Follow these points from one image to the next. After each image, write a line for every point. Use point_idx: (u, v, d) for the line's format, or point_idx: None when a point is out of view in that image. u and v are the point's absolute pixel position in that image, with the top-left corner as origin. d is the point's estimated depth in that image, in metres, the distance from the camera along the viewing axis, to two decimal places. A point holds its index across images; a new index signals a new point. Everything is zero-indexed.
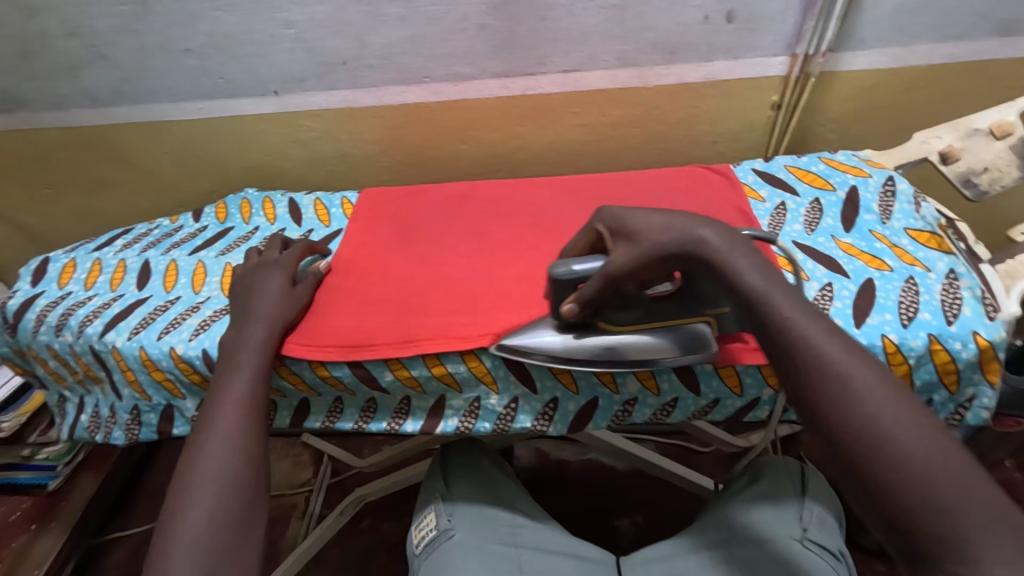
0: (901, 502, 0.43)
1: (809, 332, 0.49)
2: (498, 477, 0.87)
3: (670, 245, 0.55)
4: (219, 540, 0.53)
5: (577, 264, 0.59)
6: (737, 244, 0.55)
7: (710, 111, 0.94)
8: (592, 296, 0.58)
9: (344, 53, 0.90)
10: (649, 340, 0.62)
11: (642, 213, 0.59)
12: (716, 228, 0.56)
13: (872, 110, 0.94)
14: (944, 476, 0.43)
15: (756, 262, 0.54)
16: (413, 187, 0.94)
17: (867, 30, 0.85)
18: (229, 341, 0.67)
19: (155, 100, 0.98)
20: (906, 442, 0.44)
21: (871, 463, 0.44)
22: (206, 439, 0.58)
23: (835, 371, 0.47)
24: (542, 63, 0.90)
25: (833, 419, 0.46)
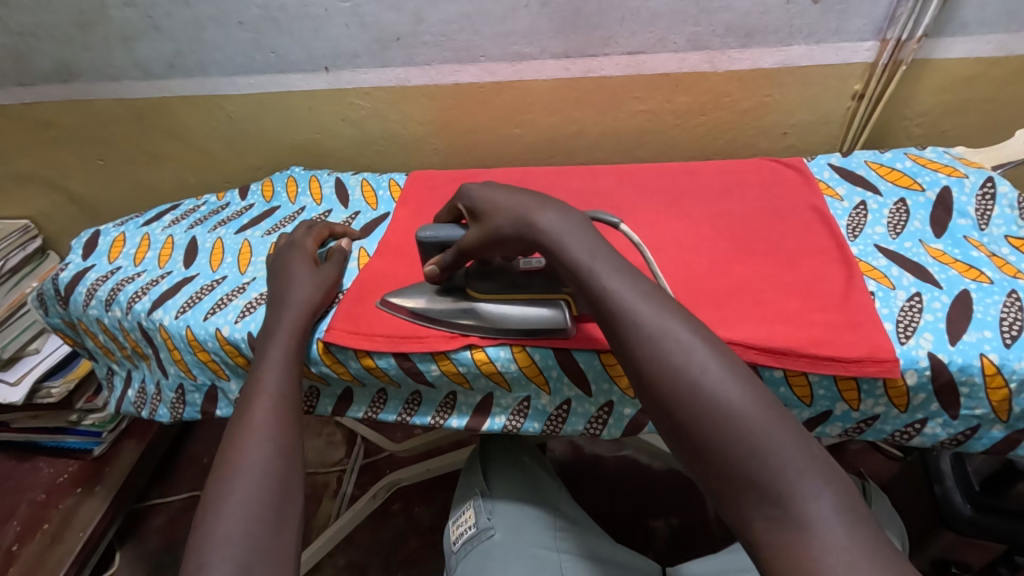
0: (727, 456, 0.39)
1: (624, 296, 0.47)
2: (540, 475, 0.83)
3: (506, 228, 0.57)
4: (255, 533, 0.49)
5: (440, 231, 0.63)
6: (577, 223, 0.55)
7: (784, 100, 0.88)
8: (445, 262, 0.63)
9: (400, 28, 0.87)
10: (505, 311, 0.62)
11: (495, 194, 0.60)
12: (557, 211, 0.56)
13: (967, 104, 0.85)
14: (758, 417, 0.39)
15: (587, 234, 0.53)
16: (463, 172, 0.90)
17: (969, 14, 0.77)
18: (271, 331, 0.65)
19: (207, 73, 0.96)
20: (709, 386, 0.41)
21: (695, 415, 0.41)
22: (238, 433, 0.56)
23: (647, 329, 0.45)
24: (605, 44, 0.85)
25: (650, 367, 0.44)
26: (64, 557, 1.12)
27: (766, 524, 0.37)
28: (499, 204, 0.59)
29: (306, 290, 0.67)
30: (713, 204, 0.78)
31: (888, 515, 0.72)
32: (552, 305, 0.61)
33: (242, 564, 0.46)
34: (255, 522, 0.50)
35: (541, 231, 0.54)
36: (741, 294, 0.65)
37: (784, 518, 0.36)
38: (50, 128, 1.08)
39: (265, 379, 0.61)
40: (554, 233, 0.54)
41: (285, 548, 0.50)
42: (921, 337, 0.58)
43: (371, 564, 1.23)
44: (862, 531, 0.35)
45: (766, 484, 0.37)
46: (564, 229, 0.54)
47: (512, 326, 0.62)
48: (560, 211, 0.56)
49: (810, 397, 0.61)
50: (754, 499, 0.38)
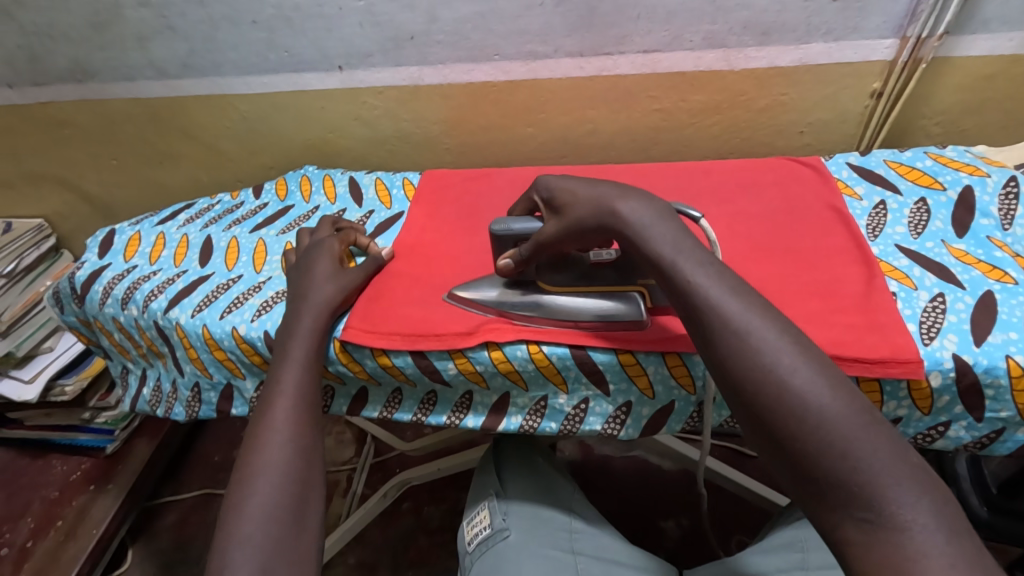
0: (819, 462, 0.39)
1: (712, 294, 0.47)
2: (553, 476, 0.83)
3: (588, 220, 0.55)
4: (276, 532, 0.49)
5: (516, 223, 0.61)
6: (662, 217, 0.53)
7: (800, 98, 0.87)
8: (522, 254, 0.61)
9: (414, 27, 0.86)
10: (579, 304, 0.63)
11: (573, 185, 0.58)
12: (638, 198, 0.54)
13: (987, 102, 0.84)
14: (851, 421, 0.39)
15: (671, 221, 0.52)
16: (477, 171, 0.90)
17: (991, 10, 0.76)
18: (287, 329, 0.65)
19: (221, 73, 0.96)
20: (768, 355, 0.43)
21: (785, 418, 0.41)
22: (258, 433, 0.56)
23: (735, 325, 0.45)
24: (620, 42, 0.84)
25: (739, 366, 0.44)
26: (79, 553, 1.13)
27: (856, 527, 0.37)
28: (580, 196, 0.56)
29: (322, 289, 0.67)
30: (729, 203, 0.77)
31: None
32: (628, 297, 0.62)
33: (264, 565, 0.47)
34: (277, 522, 0.50)
35: (624, 222, 0.53)
36: (761, 294, 0.64)
37: (876, 523, 0.37)
38: (65, 127, 1.09)
39: (284, 378, 0.60)
40: (639, 222, 0.52)
41: (306, 547, 0.50)
42: (945, 338, 0.57)
43: (381, 563, 1.23)
44: (957, 539, 0.35)
45: (859, 489, 0.38)
46: (648, 217, 0.53)
47: (591, 315, 0.62)
48: (642, 198, 0.55)
49: None
50: (845, 504, 0.38)
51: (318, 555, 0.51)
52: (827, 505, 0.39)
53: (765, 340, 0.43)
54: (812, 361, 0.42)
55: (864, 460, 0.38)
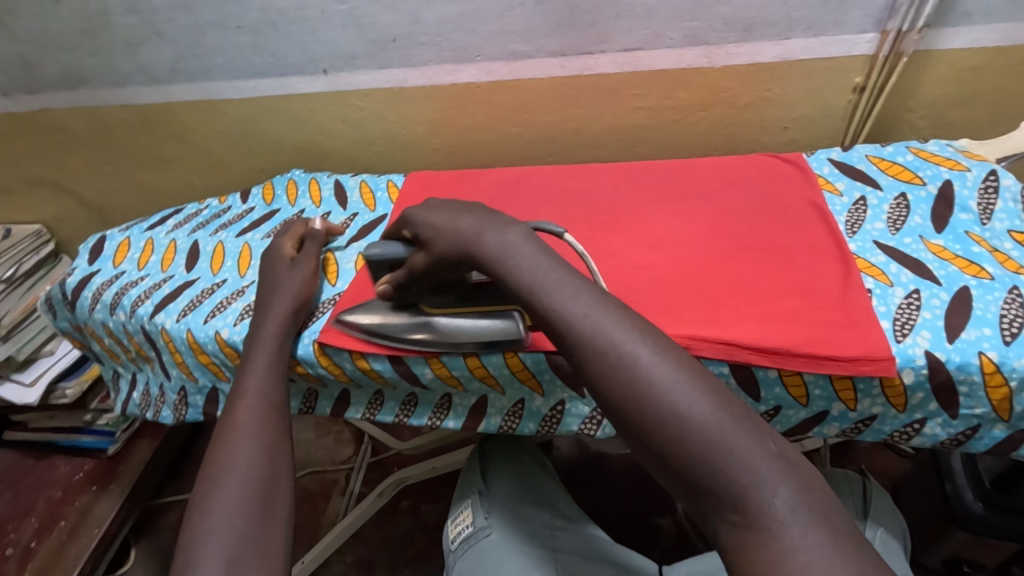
0: (681, 461, 0.37)
1: (563, 302, 0.45)
2: (537, 475, 0.84)
3: (453, 253, 0.55)
4: (244, 525, 0.50)
5: (389, 249, 0.63)
6: (520, 243, 0.51)
7: (784, 94, 0.86)
8: (397, 278, 0.63)
9: (396, 29, 0.87)
10: (455, 324, 0.63)
11: (438, 219, 0.58)
12: (501, 229, 0.53)
13: (973, 95, 0.84)
14: (705, 413, 0.37)
15: (534, 250, 0.50)
16: (462, 172, 0.90)
17: (972, 3, 0.76)
18: (258, 335, 0.66)
19: (209, 78, 0.97)
20: (623, 354, 0.41)
21: (646, 419, 0.38)
22: (225, 434, 0.57)
23: (586, 333, 0.43)
24: (602, 40, 0.84)
25: (596, 370, 0.41)
26: (82, 552, 1.14)
27: (728, 530, 0.35)
28: (444, 229, 0.56)
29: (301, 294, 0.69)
30: (711, 201, 0.77)
31: (889, 513, 0.72)
32: (504, 316, 0.61)
33: (228, 558, 0.47)
34: (244, 515, 0.51)
35: (483, 254, 0.52)
36: (735, 293, 0.64)
37: (745, 525, 0.34)
38: (60, 134, 1.11)
39: (244, 384, 0.61)
40: (501, 257, 0.50)
41: (275, 539, 0.50)
42: (918, 335, 0.57)
43: (379, 562, 1.24)
44: (826, 532, 0.33)
45: (725, 488, 0.35)
46: (512, 250, 0.50)
47: (465, 337, 0.62)
48: (505, 227, 0.53)
49: (805, 397, 0.60)
50: (716, 505, 0.35)
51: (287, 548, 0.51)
52: (702, 503, 0.36)
53: (633, 338, 0.41)
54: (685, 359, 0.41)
55: (731, 453, 0.35)
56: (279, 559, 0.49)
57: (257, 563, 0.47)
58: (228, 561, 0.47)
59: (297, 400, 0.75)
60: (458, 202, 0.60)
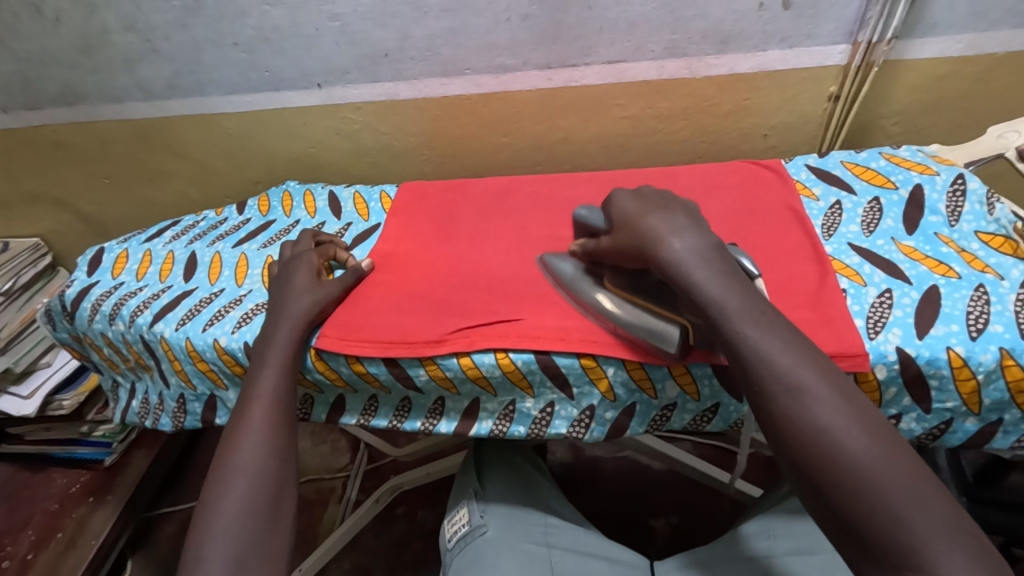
0: (870, 525, 0.42)
1: (763, 349, 0.49)
2: (531, 475, 0.86)
3: (634, 244, 0.60)
4: (251, 527, 0.53)
5: (591, 215, 0.68)
6: (702, 253, 0.55)
7: (763, 102, 0.90)
8: (587, 244, 0.67)
9: (387, 44, 0.89)
10: (624, 308, 0.62)
11: (638, 211, 0.62)
12: (689, 237, 0.57)
13: (943, 102, 0.87)
14: (900, 484, 0.42)
15: (718, 266, 0.55)
16: (452, 182, 0.93)
17: (939, 14, 0.79)
18: (263, 336, 0.68)
19: (206, 93, 0.99)
20: (820, 415, 0.46)
21: (838, 481, 0.44)
22: (237, 433, 0.60)
23: (787, 384, 0.47)
24: (586, 53, 0.87)
25: (791, 426, 0.46)
26: (79, 564, 1.15)
27: None
28: (636, 219, 0.61)
29: (297, 301, 0.70)
30: (693, 206, 0.80)
31: None
32: (668, 323, 0.59)
33: (235, 558, 0.51)
34: (251, 519, 0.54)
35: (663, 256, 0.56)
36: None
37: None
38: (58, 148, 1.12)
39: (259, 385, 0.63)
40: (679, 263, 0.55)
41: (277, 544, 0.54)
42: (890, 332, 0.60)
43: (376, 568, 1.25)
44: None
45: (913, 554, 0.40)
46: (693, 258, 0.55)
47: (625, 325, 0.62)
48: (693, 236, 0.57)
49: None
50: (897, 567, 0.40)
51: (288, 548, 0.56)
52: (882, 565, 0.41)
53: (830, 397, 0.46)
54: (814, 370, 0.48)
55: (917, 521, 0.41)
56: (280, 565, 0.53)
57: (261, 569, 0.52)
58: (234, 563, 0.51)
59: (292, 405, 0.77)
60: (660, 199, 0.64)
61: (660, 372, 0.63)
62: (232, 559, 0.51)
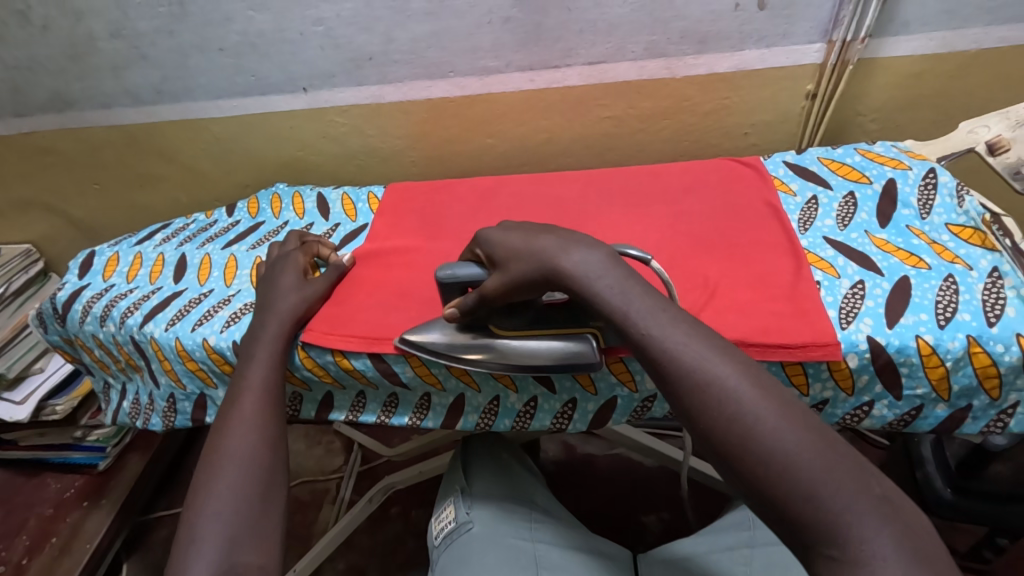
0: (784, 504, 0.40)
1: (669, 343, 0.47)
2: (517, 472, 0.87)
3: (528, 274, 0.54)
4: (243, 508, 0.55)
5: (456, 270, 0.60)
6: (605, 264, 0.53)
7: (743, 102, 0.91)
8: (463, 305, 0.60)
9: (372, 48, 0.91)
10: (532, 346, 0.60)
11: (517, 239, 0.57)
12: (583, 250, 0.54)
13: (918, 99, 0.89)
14: (812, 461, 0.40)
15: (619, 274, 0.52)
16: (438, 183, 0.94)
17: (910, 13, 0.81)
18: (250, 332, 0.70)
19: (194, 98, 1.00)
20: (733, 402, 0.43)
21: (748, 462, 0.42)
22: (228, 422, 0.61)
23: (696, 375, 0.45)
24: (567, 55, 0.89)
25: (704, 414, 0.44)
26: (74, 567, 1.15)
27: (827, 563, 0.39)
28: (521, 249, 0.56)
29: (282, 299, 0.71)
30: (674, 203, 0.81)
31: None
32: (578, 339, 0.60)
33: (229, 536, 0.53)
34: (244, 502, 0.55)
35: (568, 275, 0.53)
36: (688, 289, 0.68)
37: (842, 560, 0.38)
38: (49, 154, 1.13)
39: (249, 377, 0.65)
40: (581, 278, 0.52)
41: (271, 525, 0.55)
42: (861, 322, 0.61)
43: (370, 568, 1.26)
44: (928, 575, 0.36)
45: (828, 528, 0.39)
46: (592, 270, 0.52)
47: (540, 357, 0.60)
48: (588, 248, 0.54)
49: None
50: (813, 542, 0.39)
51: (282, 528, 0.56)
52: (800, 541, 0.40)
53: (738, 377, 0.45)
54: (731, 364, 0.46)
55: (830, 495, 0.39)
56: (275, 546, 0.54)
57: (252, 547, 0.53)
58: (228, 541, 0.52)
59: None
60: (529, 225, 0.60)
61: (639, 365, 0.64)
62: (226, 537, 0.52)
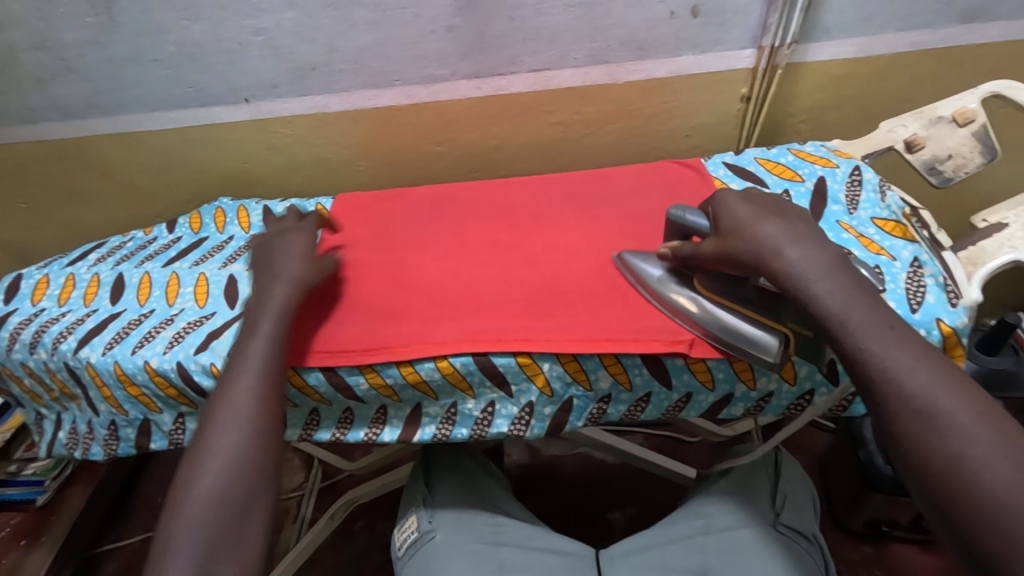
0: (992, 548, 0.40)
1: (894, 367, 0.47)
2: (480, 476, 0.87)
3: (745, 252, 0.57)
4: (226, 516, 0.53)
5: (689, 215, 0.64)
6: (828, 266, 0.53)
7: (682, 105, 0.95)
8: (680, 249, 0.64)
9: (314, 58, 0.89)
10: (719, 318, 0.62)
11: (757, 215, 0.58)
12: (811, 247, 0.55)
13: (842, 99, 0.94)
14: None
15: (846, 281, 0.52)
16: (390, 192, 0.93)
17: (830, 20, 0.85)
18: (252, 302, 0.67)
19: (128, 111, 0.96)
20: (958, 442, 0.43)
21: (957, 501, 0.42)
22: (218, 407, 0.58)
23: (919, 404, 0.45)
24: (511, 62, 0.89)
25: (918, 447, 0.45)
26: None
27: None
28: (746, 224, 0.58)
29: (271, 293, 0.67)
30: (621, 205, 0.82)
31: (798, 479, 0.81)
32: (771, 333, 0.60)
33: (205, 547, 0.51)
34: (225, 507, 0.53)
35: (784, 270, 0.54)
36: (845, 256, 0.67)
37: None
38: None
39: (247, 356, 0.61)
40: (799, 277, 0.53)
41: (252, 532, 0.54)
42: None
43: None
44: None
45: None
46: (814, 270, 0.53)
47: (719, 328, 0.62)
48: (814, 248, 0.55)
49: (710, 381, 0.67)
50: None
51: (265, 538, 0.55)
52: None
53: (971, 419, 0.44)
54: (950, 388, 0.46)
55: None
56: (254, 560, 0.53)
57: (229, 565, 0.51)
58: (205, 552, 0.51)
59: None
60: (773, 205, 0.60)
61: (592, 364, 0.66)
62: (203, 548, 0.51)
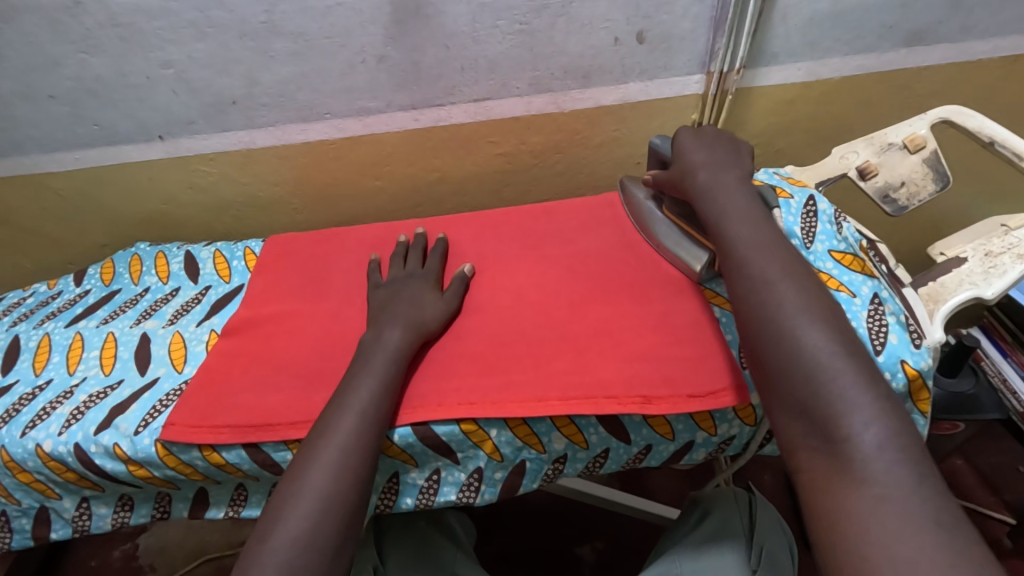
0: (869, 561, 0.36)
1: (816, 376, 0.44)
2: (440, 542, 0.80)
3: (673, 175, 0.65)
4: (310, 564, 0.48)
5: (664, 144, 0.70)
6: (731, 183, 0.60)
7: (631, 132, 0.91)
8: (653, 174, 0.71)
9: (234, 92, 0.81)
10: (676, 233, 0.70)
11: (689, 144, 0.65)
12: (720, 170, 0.61)
13: (792, 123, 0.92)
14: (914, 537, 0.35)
15: (738, 195, 0.59)
16: (325, 232, 0.85)
17: (777, 44, 0.83)
18: (368, 338, 0.63)
19: (25, 152, 0.86)
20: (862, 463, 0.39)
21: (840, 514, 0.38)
22: (325, 437, 0.54)
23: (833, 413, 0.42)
24: (450, 93, 0.84)
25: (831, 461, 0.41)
26: None
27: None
28: (683, 150, 0.65)
29: (387, 335, 0.62)
30: (571, 243, 0.77)
31: (772, 528, 0.77)
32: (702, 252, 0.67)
33: None
34: (309, 560, 0.48)
35: (694, 188, 0.61)
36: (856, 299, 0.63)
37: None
38: None
39: (357, 388, 0.57)
40: (703, 194, 0.60)
41: None
42: None
43: None
44: None
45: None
46: (720, 187, 0.59)
47: (670, 243, 0.70)
48: (726, 170, 0.61)
49: (671, 433, 0.62)
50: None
51: None
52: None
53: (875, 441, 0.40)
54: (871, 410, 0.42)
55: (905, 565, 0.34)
56: None
57: None
58: None
59: (146, 506, 0.67)
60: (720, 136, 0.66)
61: (544, 426, 0.60)
62: None
